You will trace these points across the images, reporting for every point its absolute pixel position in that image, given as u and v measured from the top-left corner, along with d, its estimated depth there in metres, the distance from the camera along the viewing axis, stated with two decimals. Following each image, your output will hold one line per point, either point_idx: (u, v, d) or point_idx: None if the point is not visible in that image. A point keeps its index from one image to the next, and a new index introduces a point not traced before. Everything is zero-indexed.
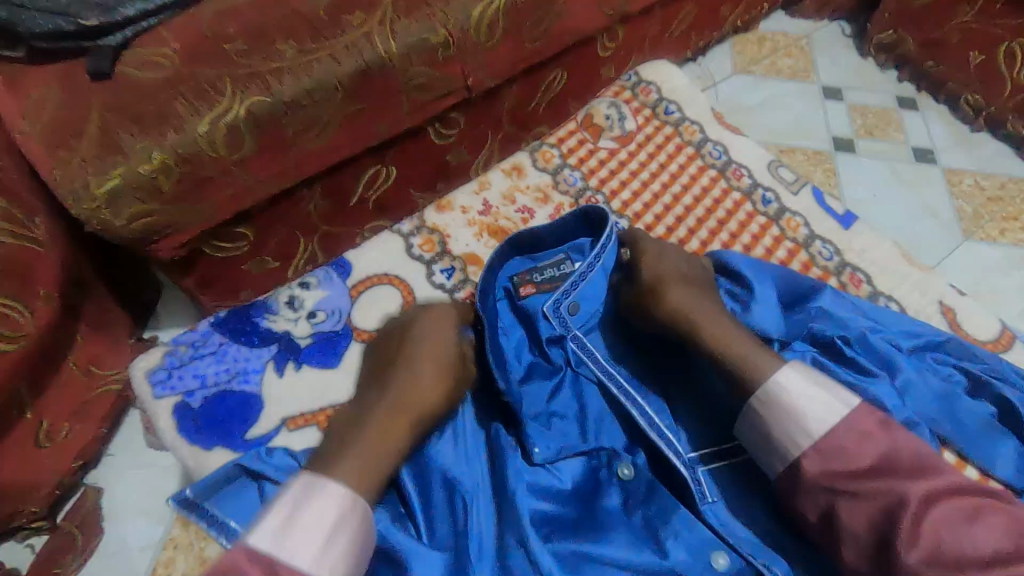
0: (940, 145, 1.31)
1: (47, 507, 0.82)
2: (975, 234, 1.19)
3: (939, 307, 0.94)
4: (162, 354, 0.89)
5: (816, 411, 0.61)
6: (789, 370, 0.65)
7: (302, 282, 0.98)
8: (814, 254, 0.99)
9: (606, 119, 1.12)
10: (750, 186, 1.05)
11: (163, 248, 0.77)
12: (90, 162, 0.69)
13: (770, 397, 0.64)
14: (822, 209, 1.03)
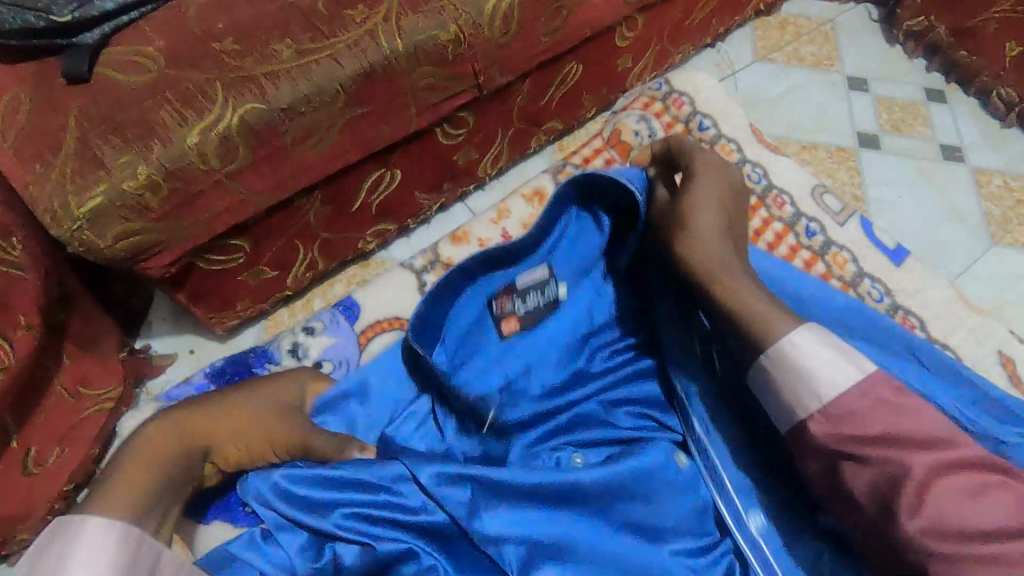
0: (969, 142, 1.25)
1: (38, 533, 0.77)
2: (1003, 239, 1.15)
3: (997, 356, 0.83)
4: (152, 411, 0.83)
5: (834, 379, 0.50)
6: (807, 332, 0.52)
7: (307, 327, 0.89)
8: (863, 294, 0.86)
9: (635, 135, 0.98)
10: (793, 216, 0.90)
11: (154, 265, 0.72)
12: (69, 178, 0.62)
13: (780, 356, 0.53)
14: (872, 242, 0.89)
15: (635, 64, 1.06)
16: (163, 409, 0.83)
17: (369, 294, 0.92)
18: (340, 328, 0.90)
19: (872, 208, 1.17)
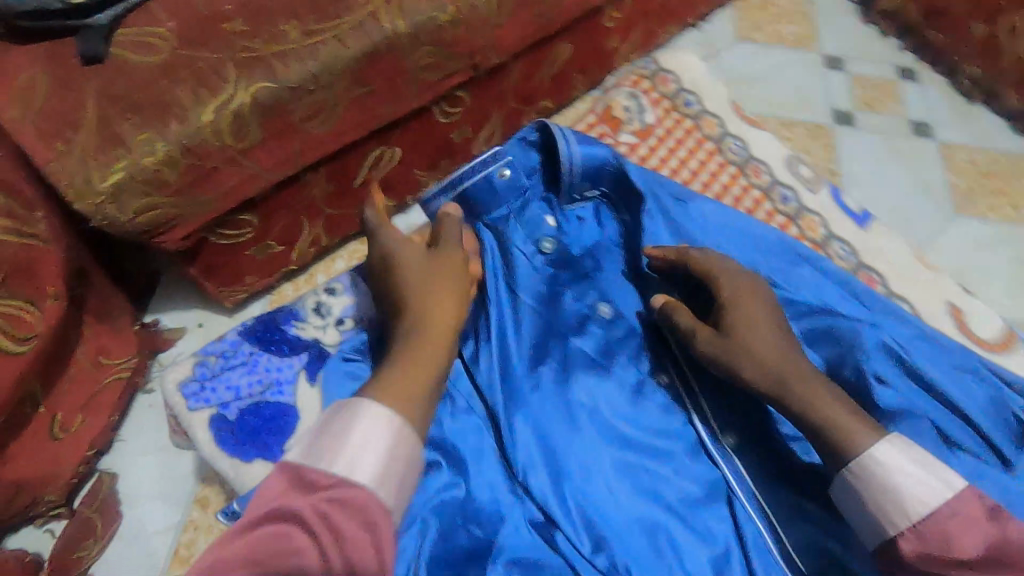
0: (937, 119, 1.32)
1: (64, 495, 0.82)
2: (968, 211, 1.22)
3: (948, 307, 0.87)
4: (191, 364, 0.80)
5: (927, 493, 0.53)
6: (890, 444, 0.56)
7: (328, 287, 0.85)
8: (833, 254, 0.90)
9: (625, 110, 1.02)
10: (769, 184, 0.95)
11: (169, 239, 0.76)
12: (91, 155, 0.66)
13: (867, 465, 0.56)
14: (839, 208, 0.94)
15: (622, 44, 1.09)
16: (201, 364, 0.80)
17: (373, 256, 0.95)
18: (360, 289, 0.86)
19: (845, 180, 1.24)
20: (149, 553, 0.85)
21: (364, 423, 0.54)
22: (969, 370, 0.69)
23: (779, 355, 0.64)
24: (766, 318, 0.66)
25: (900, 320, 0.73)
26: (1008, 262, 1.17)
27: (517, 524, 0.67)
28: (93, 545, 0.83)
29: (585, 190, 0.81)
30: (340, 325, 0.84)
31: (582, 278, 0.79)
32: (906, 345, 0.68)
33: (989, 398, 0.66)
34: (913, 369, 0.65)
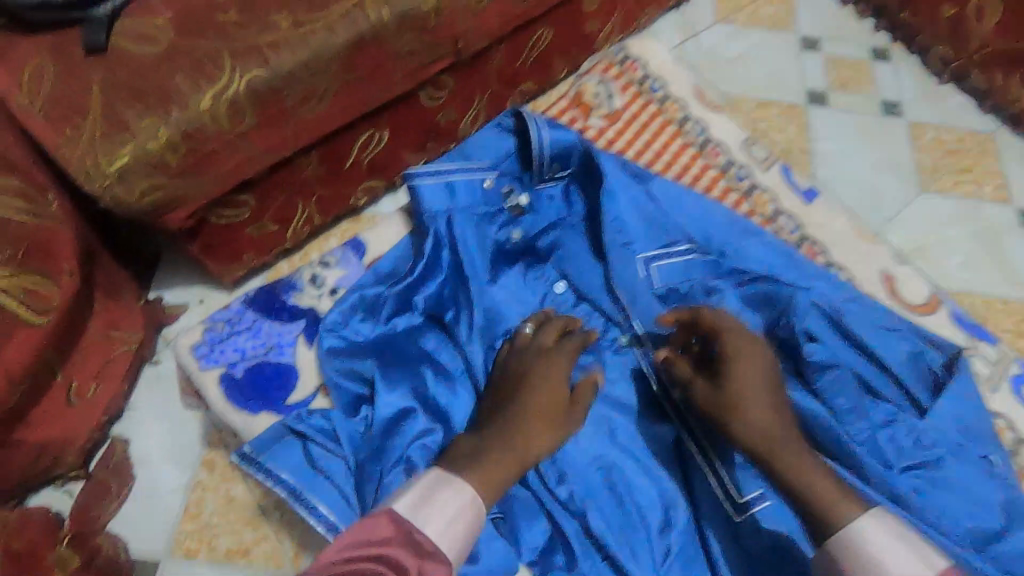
0: (909, 98, 1.36)
1: (81, 458, 0.89)
2: (932, 187, 1.27)
3: (880, 276, 0.92)
4: (202, 331, 0.87)
5: (907, 569, 0.52)
6: (875, 521, 0.55)
7: (322, 260, 0.92)
8: (779, 228, 0.97)
9: (595, 96, 1.11)
10: (725, 163, 1.02)
11: (172, 219, 0.81)
12: (98, 141, 0.71)
13: (853, 545, 0.55)
14: (789, 185, 1.00)
15: (604, 27, 1.09)
16: (210, 328, 0.87)
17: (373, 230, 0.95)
18: (351, 263, 0.92)
19: (816, 159, 1.29)
20: (161, 510, 0.92)
21: (456, 493, 0.59)
22: (894, 330, 0.74)
23: (767, 421, 0.63)
24: (761, 385, 0.64)
25: (830, 287, 0.79)
26: (966, 236, 1.23)
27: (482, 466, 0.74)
28: (111, 503, 0.91)
29: (555, 171, 0.84)
30: (333, 294, 0.90)
31: (551, 262, 0.83)
32: (839, 307, 0.74)
33: (910, 358, 0.72)
34: (839, 330, 0.72)
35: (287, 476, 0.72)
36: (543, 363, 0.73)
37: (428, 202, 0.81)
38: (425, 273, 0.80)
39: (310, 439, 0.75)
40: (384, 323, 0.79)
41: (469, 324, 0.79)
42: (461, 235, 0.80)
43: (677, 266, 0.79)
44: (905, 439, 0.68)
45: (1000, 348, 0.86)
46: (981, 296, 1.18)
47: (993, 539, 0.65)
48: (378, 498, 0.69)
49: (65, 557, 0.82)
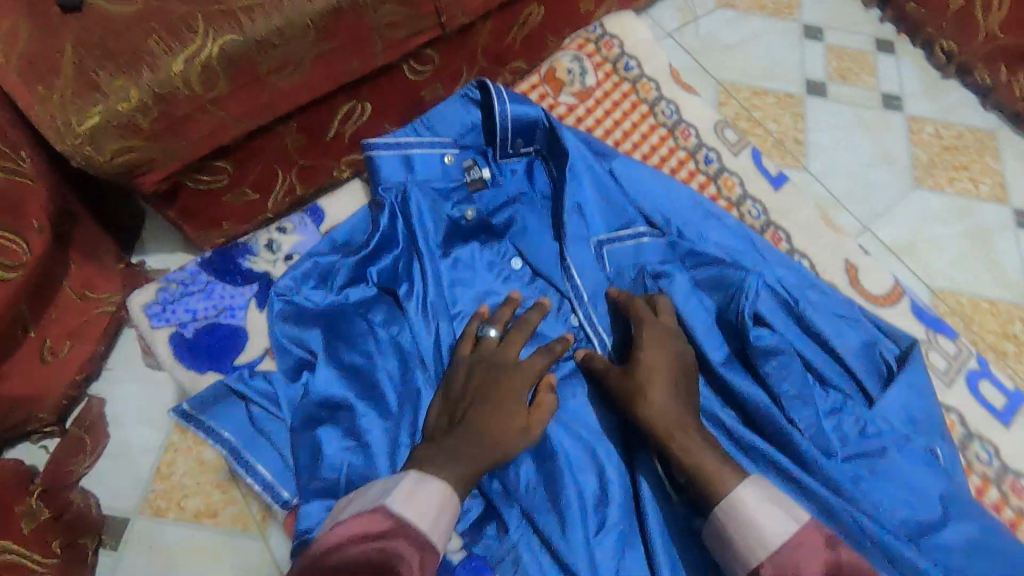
0: (908, 93, 1.29)
1: (55, 413, 0.90)
2: (926, 182, 1.20)
3: (844, 265, 0.91)
4: (155, 290, 0.94)
5: (774, 521, 0.55)
6: (751, 489, 0.58)
7: (279, 227, 1.02)
8: (744, 213, 0.95)
9: (568, 73, 1.06)
10: (694, 146, 1.00)
11: (147, 181, 0.82)
12: (68, 100, 0.71)
13: (734, 514, 0.58)
14: (756, 170, 0.98)
15: (598, 7, 1.07)
16: (164, 288, 0.94)
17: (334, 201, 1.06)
18: (306, 231, 1.02)
19: (811, 151, 1.23)
20: (135, 470, 0.92)
21: (437, 490, 0.58)
22: (849, 320, 0.75)
23: (666, 412, 0.65)
24: (664, 368, 0.68)
25: (789, 272, 0.78)
26: (960, 234, 1.15)
27: None
28: (85, 459, 0.91)
29: (519, 147, 0.84)
30: (287, 259, 0.99)
31: (506, 239, 0.82)
32: (796, 293, 0.76)
33: (861, 344, 0.73)
34: (797, 312, 0.73)
35: (226, 433, 0.76)
36: (498, 361, 0.70)
37: (387, 175, 0.81)
38: (383, 245, 0.79)
39: (251, 401, 0.76)
40: (339, 291, 0.78)
41: (420, 299, 0.77)
42: (417, 207, 0.80)
43: (628, 249, 0.79)
44: (850, 427, 0.69)
45: (958, 341, 0.86)
46: (966, 296, 1.09)
47: (932, 534, 0.64)
48: (315, 472, 0.70)
49: (36, 510, 0.82)
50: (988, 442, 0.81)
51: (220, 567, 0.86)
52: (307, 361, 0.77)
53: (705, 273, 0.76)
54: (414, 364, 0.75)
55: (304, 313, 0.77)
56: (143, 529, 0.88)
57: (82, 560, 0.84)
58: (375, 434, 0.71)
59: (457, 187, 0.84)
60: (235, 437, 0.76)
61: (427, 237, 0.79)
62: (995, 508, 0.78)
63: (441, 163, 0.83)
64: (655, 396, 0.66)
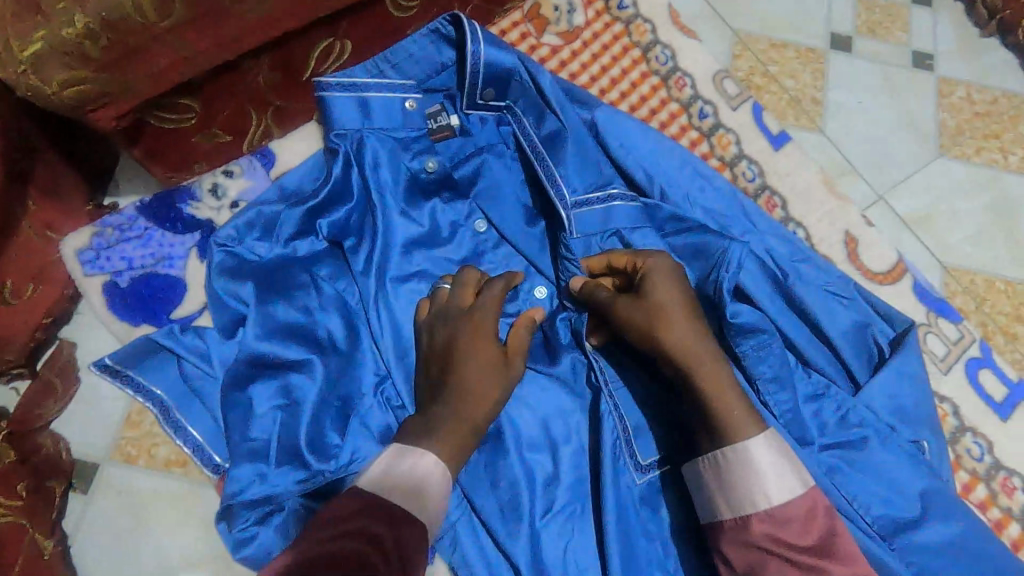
0: (942, 50, 1.10)
1: (24, 356, 0.82)
2: (950, 151, 1.05)
3: (843, 237, 0.85)
4: (89, 235, 0.85)
5: (783, 489, 0.54)
6: (766, 440, 0.56)
7: (225, 170, 0.90)
8: (737, 174, 0.88)
9: (554, 10, 0.94)
10: (690, 98, 0.90)
11: (104, 117, 0.67)
12: (7, 20, 0.57)
13: (742, 461, 0.55)
14: (757, 126, 0.89)
15: None
16: (98, 234, 0.86)
17: (286, 142, 0.92)
18: (257, 175, 0.91)
19: (828, 112, 1.05)
20: (105, 417, 0.85)
21: (419, 460, 0.54)
22: (841, 298, 0.71)
23: (689, 351, 0.59)
24: (681, 322, 0.61)
25: (779, 243, 0.75)
26: (977, 209, 1.02)
27: (371, 408, 0.71)
28: (54, 403, 0.83)
29: (489, 98, 0.77)
30: (235, 207, 0.89)
31: (471, 198, 0.78)
32: (785, 266, 0.71)
33: (848, 320, 0.69)
34: (785, 283, 0.69)
35: (157, 390, 0.73)
36: (462, 324, 0.65)
37: (341, 118, 0.74)
38: (334, 197, 0.73)
39: (183, 357, 0.73)
40: (284, 244, 0.73)
41: (367, 255, 0.74)
42: (374, 158, 0.75)
43: (596, 215, 0.72)
44: (830, 415, 0.65)
45: (961, 325, 0.81)
46: (980, 276, 0.98)
47: (907, 532, 0.60)
48: (246, 431, 0.68)
49: (3, 450, 0.75)
50: (981, 435, 0.77)
51: (191, 517, 0.81)
52: (244, 317, 0.73)
53: (684, 234, 0.72)
54: (360, 323, 0.73)
55: (245, 265, 0.72)
56: (114, 475, 0.82)
57: (51, 504, 0.78)
58: (307, 394, 0.69)
59: (419, 137, 0.77)
60: (167, 394, 0.74)
61: (382, 194, 0.75)
62: (981, 506, 0.75)
63: (402, 111, 0.76)
64: (666, 341, 0.60)
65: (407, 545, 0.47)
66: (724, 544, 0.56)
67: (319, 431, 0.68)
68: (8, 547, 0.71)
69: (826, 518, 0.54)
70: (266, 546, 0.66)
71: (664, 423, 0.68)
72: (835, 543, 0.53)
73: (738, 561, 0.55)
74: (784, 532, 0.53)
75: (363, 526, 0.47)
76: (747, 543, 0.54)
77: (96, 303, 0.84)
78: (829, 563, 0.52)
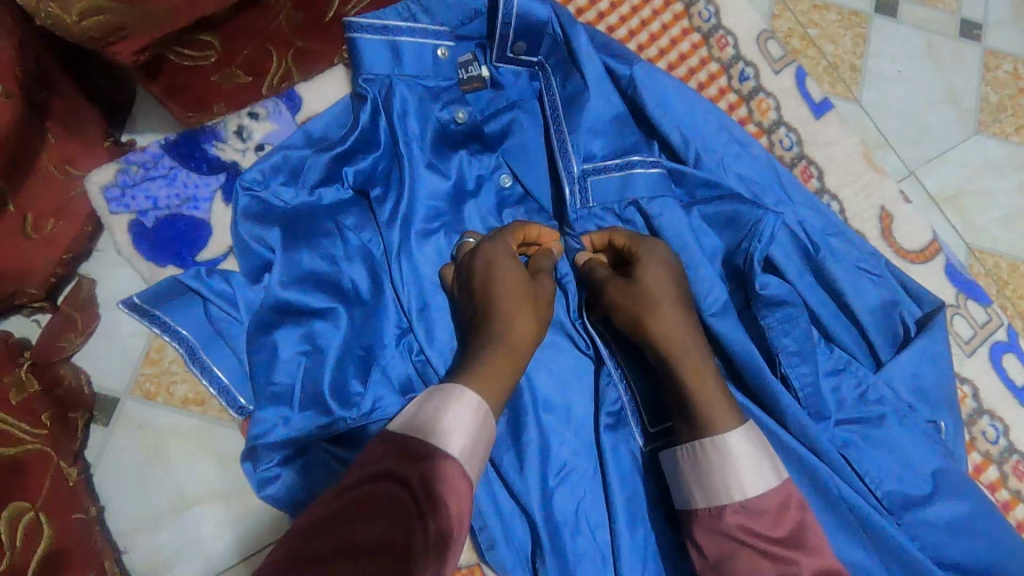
0: (994, 18, 1.04)
1: (45, 290, 0.82)
2: (990, 128, 1.01)
3: (877, 212, 0.83)
4: (115, 171, 0.85)
5: (757, 481, 0.55)
6: (744, 432, 0.57)
7: (250, 112, 0.88)
8: (774, 141, 0.85)
9: None
10: (731, 58, 0.87)
11: (124, 52, 0.65)
12: None
13: (721, 452, 0.57)
14: (799, 91, 0.86)
15: None
16: (123, 171, 0.85)
17: (309, 87, 0.90)
18: (282, 118, 0.89)
19: (869, 80, 1.01)
20: (125, 352, 0.86)
21: (446, 406, 0.55)
22: (869, 274, 0.70)
23: (671, 337, 0.61)
24: (667, 299, 0.62)
25: (811, 214, 0.73)
26: (1015, 190, 0.99)
27: (392, 359, 0.71)
28: (76, 337, 0.84)
29: (520, 52, 0.74)
30: (259, 150, 0.88)
31: (498, 152, 0.76)
32: (817, 240, 0.70)
33: (877, 297, 0.68)
34: (814, 257, 0.68)
35: (183, 330, 0.75)
36: (499, 274, 0.64)
37: (370, 63, 0.73)
38: (361, 145, 0.73)
39: (208, 300, 0.74)
40: (309, 191, 0.73)
41: (393, 205, 0.73)
42: (402, 109, 0.73)
43: (614, 183, 0.70)
44: (848, 391, 0.65)
45: (989, 309, 0.80)
46: (1005, 259, 0.96)
47: (915, 509, 0.62)
48: (270, 375, 0.69)
49: (27, 380, 0.76)
50: (998, 419, 0.77)
51: (207, 452, 0.83)
52: (269, 263, 0.73)
53: (714, 203, 0.70)
54: (383, 275, 0.72)
55: (269, 210, 0.72)
56: (133, 410, 0.84)
57: (74, 436, 0.79)
58: (331, 342, 0.70)
59: (449, 87, 0.75)
60: (192, 334, 0.75)
61: (410, 145, 0.73)
62: (990, 487, 0.76)
63: (432, 57, 0.74)
64: (654, 330, 0.61)
65: (436, 479, 0.50)
66: (697, 531, 0.58)
67: (342, 379, 0.69)
68: (35, 471, 0.72)
69: (798, 511, 0.56)
70: (288, 486, 0.69)
71: (653, 402, 0.67)
72: (806, 536, 0.55)
73: (710, 549, 0.56)
74: (757, 523, 0.55)
75: (387, 468, 0.50)
76: (718, 530, 0.56)
77: (121, 242, 0.84)
78: (799, 556, 0.53)
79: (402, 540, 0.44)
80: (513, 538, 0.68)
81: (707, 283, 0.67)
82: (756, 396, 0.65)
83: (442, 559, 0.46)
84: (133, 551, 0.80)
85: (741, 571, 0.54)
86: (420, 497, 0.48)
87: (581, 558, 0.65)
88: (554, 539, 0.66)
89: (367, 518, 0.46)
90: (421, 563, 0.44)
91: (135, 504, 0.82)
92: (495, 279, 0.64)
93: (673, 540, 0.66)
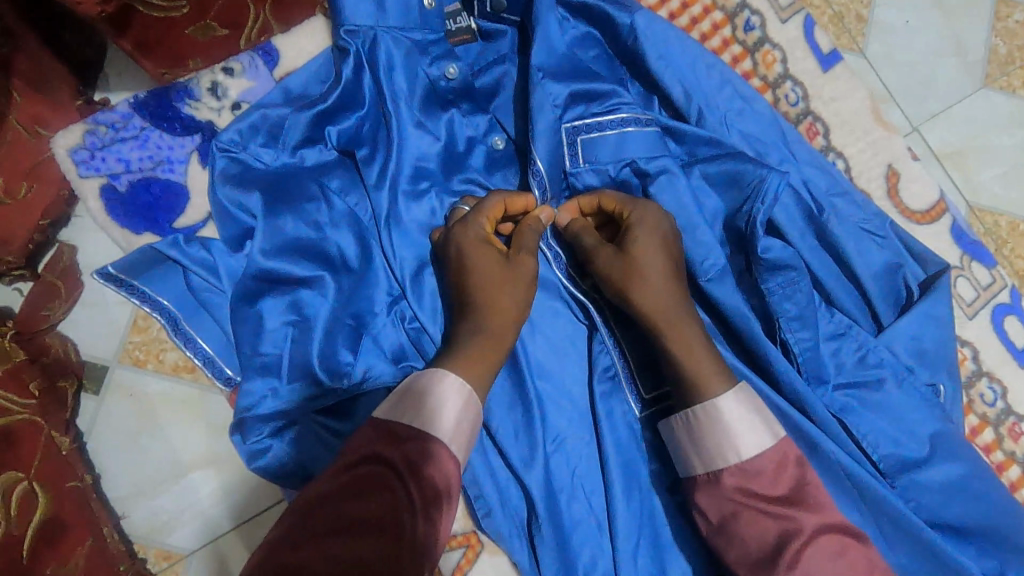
0: None
1: (23, 257, 0.78)
2: (996, 81, 0.97)
3: (884, 170, 0.80)
4: (82, 132, 0.79)
5: (752, 442, 0.55)
6: (735, 397, 0.57)
7: (224, 68, 0.83)
8: (779, 97, 0.82)
9: None
10: (736, 6, 0.82)
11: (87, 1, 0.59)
12: None
13: (712, 417, 0.57)
14: (807, 41, 0.82)
15: None
16: (91, 132, 0.80)
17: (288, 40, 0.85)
18: (259, 74, 0.84)
19: (876, 32, 0.97)
20: (109, 320, 0.84)
21: (435, 391, 0.55)
22: (874, 235, 0.69)
23: (652, 308, 0.60)
24: (660, 252, 0.61)
25: (817, 174, 0.71)
26: (1019, 145, 0.96)
27: (385, 327, 0.70)
28: (59, 307, 0.81)
29: (500, 8, 0.71)
30: (235, 108, 0.83)
31: (491, 111, 0.73)
32: (820, 200, 0.69)
33: (879, 258, 0.67)
34: (817, 217, 0.67)
35: (164, 300, 0.73)
36: (484, 252, 0.62)
37: (350, 13, 0.68)
38: (344, 103, 0.70)
39: (189, 269, 0.71)
40: (292, 152, 0.70)
41: (382, 167, 0.70)
42: (388, 62, 0.69)
43: (610, 141, 0.68)
44: (849, 355, 0.65)
45: (994, 270, 0.79)
46: (1006, 217, 0.94)
47: (912, 472, 0.63)
48: (257, 346, 0.68)
49: (9, 351, 0.75)
50: (997, 381, 0.77)
51: (197, 419, 0.82)
52: (252, 229, 0.71)
53: (720, 164, 0.67)
54: (372, 241, 0.70)
55: (248, 172, 0.70)
56: (122, 378, 0.82)
57: (64, 404, 0.78)
58: (319, 310, 0.68)
59: (438, 40, 0.71)
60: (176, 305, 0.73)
61: (399, 104, 0.69)
62: (985, 449, 0.76)
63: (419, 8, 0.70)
64: (640, 299, 0.60)
65: (425, 456, 0.51)
66: (698, 494, 0.57)
67: (333, 351, 0.67)
68: (24, 440, 0.72)
69: (796, 468, 0.56)
70: (280, 458, 0.68)
71: (650, 369, 0.67)
72: (805, 492, 0.54)
73: (714, 511, 0.56)
74: (753, 484, 0.55)
75: (375, 452, 0.51)
76: (716, 494, 0.56)
77: (94, 209, 0.80)
78: (800, 513, 0.53)
79: (395, 517, 0.46)
80: (509, 505, 0.68)
81: (710, 245, 0.65)
82: (753, 358, 0.65)
83: (432, 526, 0.49)
84: (131, 517, 0.80)
85: (742, 531, 0.55)
86: (411, 474, 0.50)
87: (578, 524, 0.66)
88: (552, 505, 0.66)
89: (359, 497, 0.47)
90: (411, 534, 0.46)
91: (129, 476, 0.81)
92: (471, 272, 0.62)
93: (672, 505, 0.66)
